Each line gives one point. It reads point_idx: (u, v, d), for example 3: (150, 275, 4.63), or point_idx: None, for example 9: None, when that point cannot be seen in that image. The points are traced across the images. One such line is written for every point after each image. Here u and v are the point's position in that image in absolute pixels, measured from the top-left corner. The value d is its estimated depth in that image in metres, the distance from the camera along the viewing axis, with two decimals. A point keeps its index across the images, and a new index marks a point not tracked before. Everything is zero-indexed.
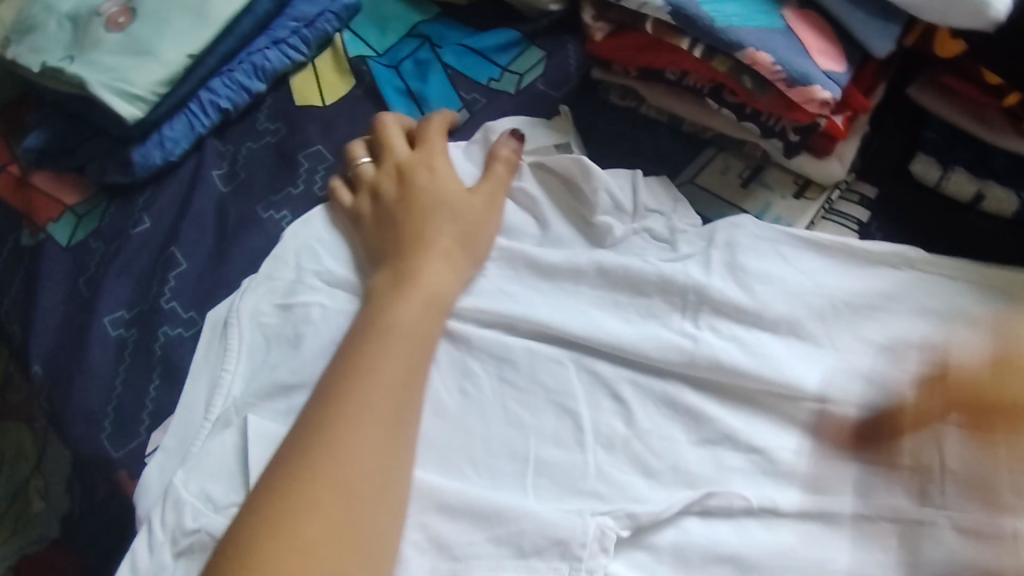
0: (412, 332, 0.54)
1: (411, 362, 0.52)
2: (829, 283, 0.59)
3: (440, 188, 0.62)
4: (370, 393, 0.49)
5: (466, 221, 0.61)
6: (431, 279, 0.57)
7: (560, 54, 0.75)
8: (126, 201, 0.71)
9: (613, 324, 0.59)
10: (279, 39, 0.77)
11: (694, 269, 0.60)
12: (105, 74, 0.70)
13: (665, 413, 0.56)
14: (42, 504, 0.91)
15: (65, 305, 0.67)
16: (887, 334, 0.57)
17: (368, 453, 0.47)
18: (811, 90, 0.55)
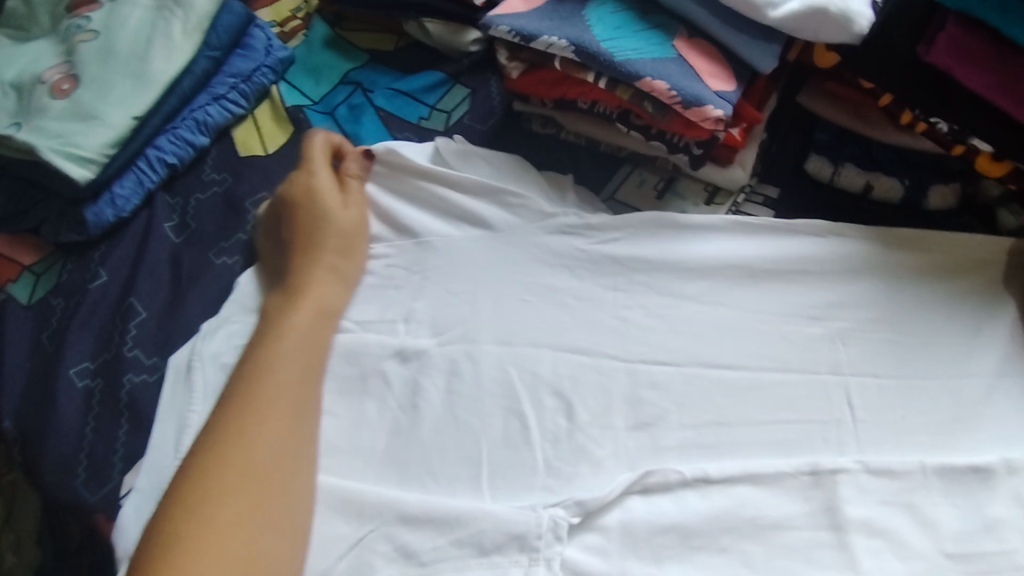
0: (302, 346, 0.61)
1: (304, 373, 0.59)
2: (755, 257, 0.66)
3: (317, 200, 0.69)
4: (262, 403, 0.56)
5: (344, 231, 0.69)
6: (319, 297, 0.65)
7: (483, 91, 0.82)
8: (82, 258, 0.75)
9: (553, 325, 0.65)
10: (219, 96, 0.82)
11: (617, 269, 0.67)
12: (55, 140, 0.74)
13: (605, 408, 0.61)
14: (12, 559, 0.94)
15: (30, 362, 0.71)
16: (809, 296, 0.65)
17: (267, 453, 0.53)
18: (704, 109, 0.61)
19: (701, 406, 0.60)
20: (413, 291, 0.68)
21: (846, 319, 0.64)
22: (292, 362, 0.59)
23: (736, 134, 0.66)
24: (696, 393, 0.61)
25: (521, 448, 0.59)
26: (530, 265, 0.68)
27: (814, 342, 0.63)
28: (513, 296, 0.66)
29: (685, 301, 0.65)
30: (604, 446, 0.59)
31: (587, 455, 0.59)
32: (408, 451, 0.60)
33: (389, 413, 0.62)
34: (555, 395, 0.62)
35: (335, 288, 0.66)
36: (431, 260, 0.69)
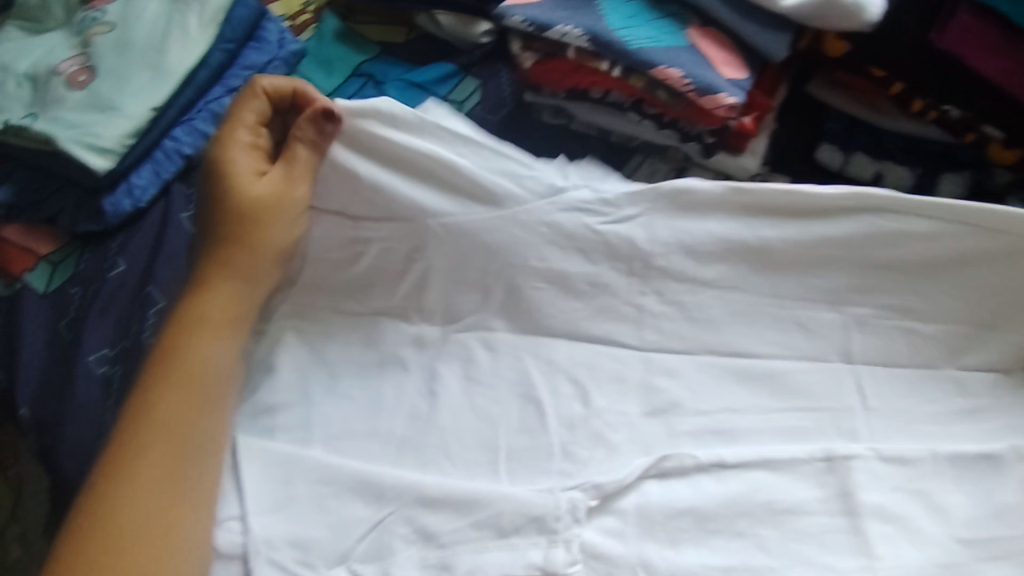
0: (200, 390, 0.58)
1: (196, 402, 0.58)
2: (782, 241, 0.62)
3: (232, 163, 0.63)
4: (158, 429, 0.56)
5: (247, 197, 0.62)
6: (226, 308, 0.61)
7: (494, 82, 0.83)
8: (99, 247, 0.76)
9: (565, 313, 0.65)
10: (233, 88, 0.82)
11: (634, 256, 0.64)
12: (72, 130, 0.74)
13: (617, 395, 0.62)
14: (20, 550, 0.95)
15: (48, 349, 0.71)
16: (828, 283, 0.63)
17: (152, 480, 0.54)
18: (718, 97, 0.62)
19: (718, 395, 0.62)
20: None
21: (865, 306, 0.63)
22: (191, 406, 0.57)
23: (748, 122, 0.67)
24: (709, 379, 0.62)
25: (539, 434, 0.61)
26: None
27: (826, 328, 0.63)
28: (524, 283, 0.65)
29: (702, 290, 0.64)
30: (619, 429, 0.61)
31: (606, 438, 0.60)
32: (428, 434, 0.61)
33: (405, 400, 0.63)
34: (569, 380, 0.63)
35: (247, 292, 0.63)
36: (432, 247, 0.64)
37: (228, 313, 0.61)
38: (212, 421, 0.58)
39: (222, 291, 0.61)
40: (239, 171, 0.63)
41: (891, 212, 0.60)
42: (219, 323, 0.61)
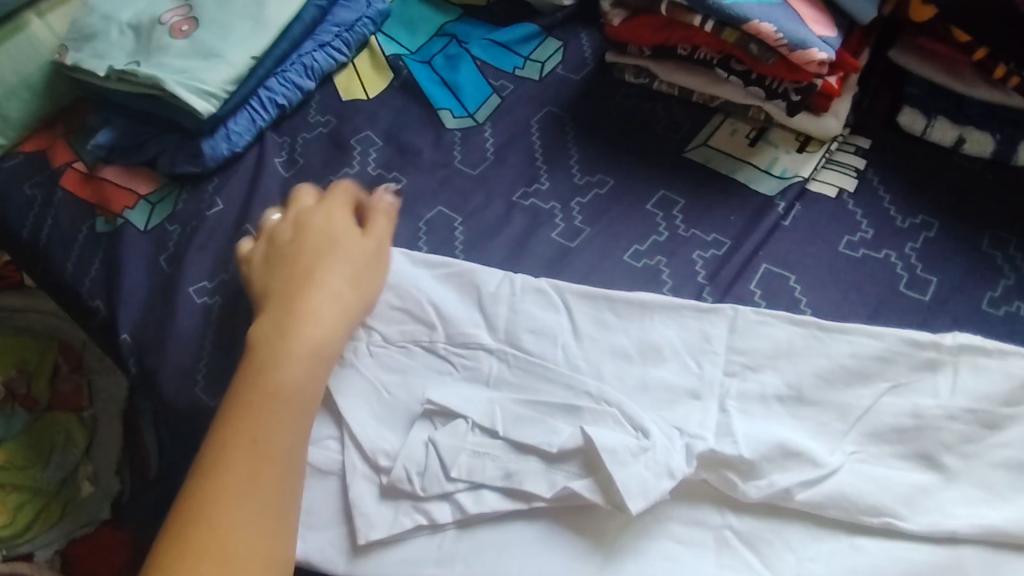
0: (345, 269, 0.62)
1: (286, 419, 0.51)
2: (834, 364, 0.58)
3: (337, 233, 0.64)
4: (300, 346, 0.55)
5: (359, 263, 0.63)
6: (341, 286, 0.60)
7: (575, 43, 0.85)
8: (196, 189, 0.80)
9: (651, 279, 0.66)
10: (324, 43, 0.86)
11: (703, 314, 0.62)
12: (179, 75, 0.77)
13: (709, 354, 0.60)
14: (93, 487, 0.99)
15: (148, 281, 0.76)
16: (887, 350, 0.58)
17: (296, 398, 0.53)
18: (809, 54, 0.66)
19: (815, 350, 0.59)
20: (505, 223, 0.71)
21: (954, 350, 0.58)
22: (337, 276, 0.61)
23: (834, 81, 0.69)
24: (801, 339, 0.60)
25: (627, 378, 0.59)
26: (630, 226, 0.69)
27: (902, 293, 0.63)
28: (621, 255, 0.68)
29: (789, 270, 0.65)
30: (707, 382, 0.59)
31: (679, 381, 0.59)
32: (514, 379, 0.60)
33: (496, 355, 0.61)
34: (662, 334, 0.61)
35: (365, 266, 0.63)
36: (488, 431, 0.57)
37: (348, 282, 0.61)
38: (317, 379, 0.55)
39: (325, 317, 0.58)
40: (343, 220, 0.66)
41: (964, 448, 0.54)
42: (332, 303, 0.59)
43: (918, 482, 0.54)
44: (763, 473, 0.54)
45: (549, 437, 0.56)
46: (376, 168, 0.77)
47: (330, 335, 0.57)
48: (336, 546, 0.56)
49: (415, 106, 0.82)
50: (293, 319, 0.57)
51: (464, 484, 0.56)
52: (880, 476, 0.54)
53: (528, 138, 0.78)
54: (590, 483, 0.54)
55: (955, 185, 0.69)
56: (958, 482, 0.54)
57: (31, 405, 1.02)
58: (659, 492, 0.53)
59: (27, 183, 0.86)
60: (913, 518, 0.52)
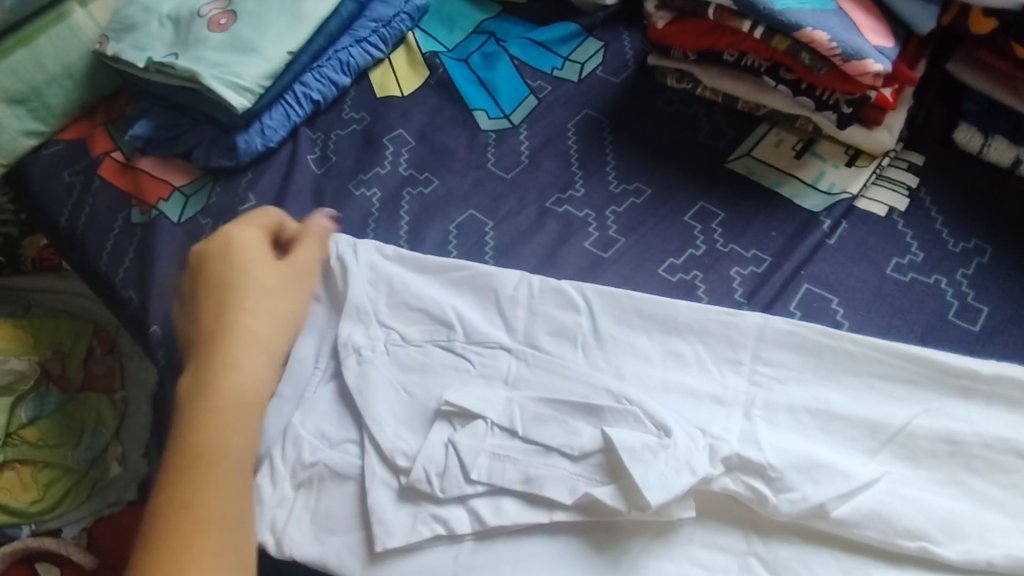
0: (261, 307, 0.59)
1: (224, 471, 0.51)
2: (874, 398, 0.56)
3: (249, 262, 0.61)
4: (225, 405, 0.53)
5: (278, 295, 0.60)
6: (267, 331, 0.58)
7: (617, 44, 0.83)
8: (230, 182, 0.80)
9: (685, 290, 0.64)
10: (361, 38, 0.84)
11: (730, 325, 0.59)
12: (215, 69, 0.77)
13: (732, 362, 0.58)
14: (119, 468, 1.01)
15: (180, 274, 0.75)
16: (929, 383, 0.56)
17: (225, 460, 0.51)
18: (864, 64, 0.63)
19: (847, 367, 0.57)
20: (537, 229, 0.70)
21: (1002, 386, 0.55)
22: (260, 314, 0.59)
23: (888, 94, 0.66)
24: (831, 350, 0.57)
25: (647, 378, 0.58)
26: (667, 238, 0.67)
27: (952, 321, 0.60)
28: (656, 268, 0.66)
29: (832, 292, 0.62)
30: (732, 391, 0.57)
31: (704, 387, 0.57)
32: (534, 377, 0.58)
33: (514, 354, 0.60)
34: (685, 340, 0.60)
35: (286, 300, 0.61)
36: (506, 431, 0.56)
37: (268, 318, 0.59)
38: (246, 435, 0.53)
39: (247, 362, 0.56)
40: (255, 244, 0.62)
41: (1008, 484, 0.51)
42: (254, 346, 0.57)
43: (955, 510, 0.51)
44: (794, 485, 0.51)
45: (570, 439, 0.54)
46: (408, 168, 0.76)
47: (253, 384, 0.55)
48: (353, 550, 0.54)
49: (450, 106, 0.80)
50: (214, 371, 0.55)
51: (483, 487, 0.54)
52: (917, 500, 0.51)
53: (565, 142, 0.76)
54: (613, 489, 0.52)
55: (1012, 208, 0.66)
56: (997, 512, 0.51)
57: (65, 386, 1.03)
58: (679, 488, 0.50)
59: (67, 171, 0.87)
60: (950, 546, 0.49)
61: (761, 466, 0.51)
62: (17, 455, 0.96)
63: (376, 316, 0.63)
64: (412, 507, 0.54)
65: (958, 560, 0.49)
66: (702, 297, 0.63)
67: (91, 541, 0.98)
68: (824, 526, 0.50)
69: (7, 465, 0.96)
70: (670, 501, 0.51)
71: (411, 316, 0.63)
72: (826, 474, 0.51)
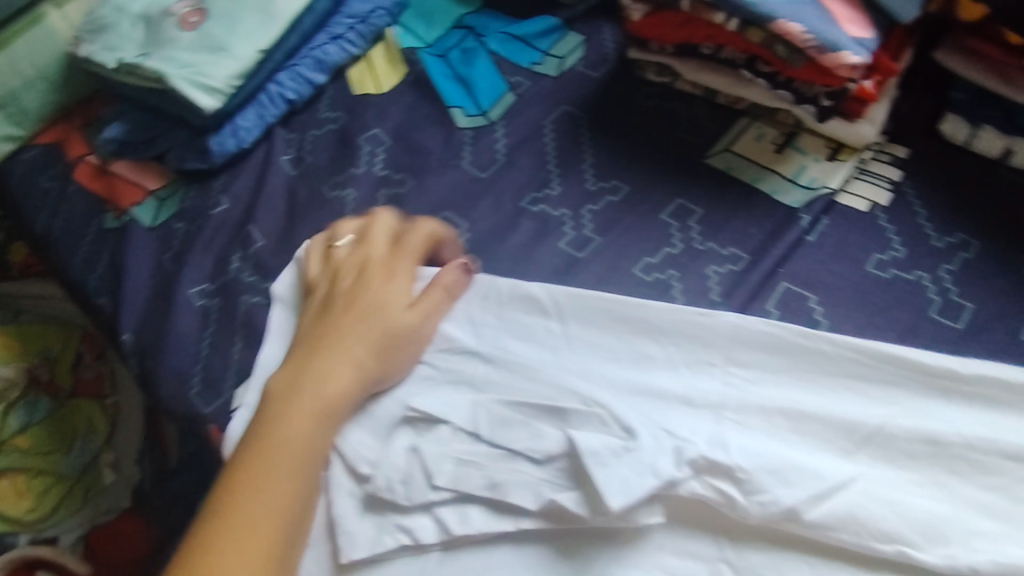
0: (372, 329, 0.58)
1: (285, 470, 0.51)
2: (852, 402, 0.54)
3: (381, 285, 0.60)
4: (309, 407, 0.54)
5: (393, 330, 0.58)
6: (364, 347, 0.57)
7: (597, 37, 0.81)
8: (204, 185, 0.79)
9: (660, 292, 0.62)
10: (337, 35, 0.83)
11: (705, 330, 0.58)
12: (185, 69, 0.76)
13: (704, 363, 0.57)
14: (113, 476, 1.04)
15: (152, 280, 0.75)
16: (908, 384, 0.55)
17: (294, 456, 0.52)
18: (839, 56, 0.61)
19: (822, 367, 0.56)
20: (512, 228, 0.68)
21: (983, 385, 0.53)
22: (366, 338, 0.57)
23: (868, 86, 0.64)
24: (806, 351, 0.56)
25: (618, 384, 0.56)
26: (644, 238, 0.65)
27: (934, 320, 0.58)
28: (633, 268, 0.64)
29: (812, 291, 0.61)
30: (703, 393, 0.55)
31: (674, 388, 0.56)
32: (500, 382, 0.57)
33: (482, 359, 0.59)
34: (657, 345, 0.58)
35: (389, 320, 0.58)
36: (473, 438, 0.55)
37: (377, 345, 0.57)
38: (322, 442, 0.54)
39: (342, 378, 0.55)
40: (393, 267, 0.62)
41: (990, 487, 0.50)
42: (354, 366, 0.56)
43: (938, 513, 0.49)
44: (765, 487, 0.49)
45: (535, 442, 0.53)
46: (383, 169, 0.75)
47: (342, 399, 0.55)
48: (319, 565, 0.53)
49: (426, 103, 0.79)
50: (306, 377, 0.55)
51: (449, 494, 0.53)
52: (895, 501, 0.49)
53: (542, 139, 0.74)
54: (578, 495, 0.50)
55: (1003, 200, 0.64)
56: (978, 514, 0.49)
57: (55, 393, 1.02)
58: (642, 490, 0.49)
59: (44, 177, 0.86)
60: (929, 549, 0.48)
61: (728, 467, 0.50)
62: (12, 465, 0.96)
63: None
64: (376, 519, 0.53)
65: (939, 565, 0.47)
66: (677, 299, 0.62)
67: (88, 549, 1.02)
68: (798, 529, 0.49)
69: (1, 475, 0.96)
70: (634, 506, 0.49)
71: None
72: (798, 475, 0.50)
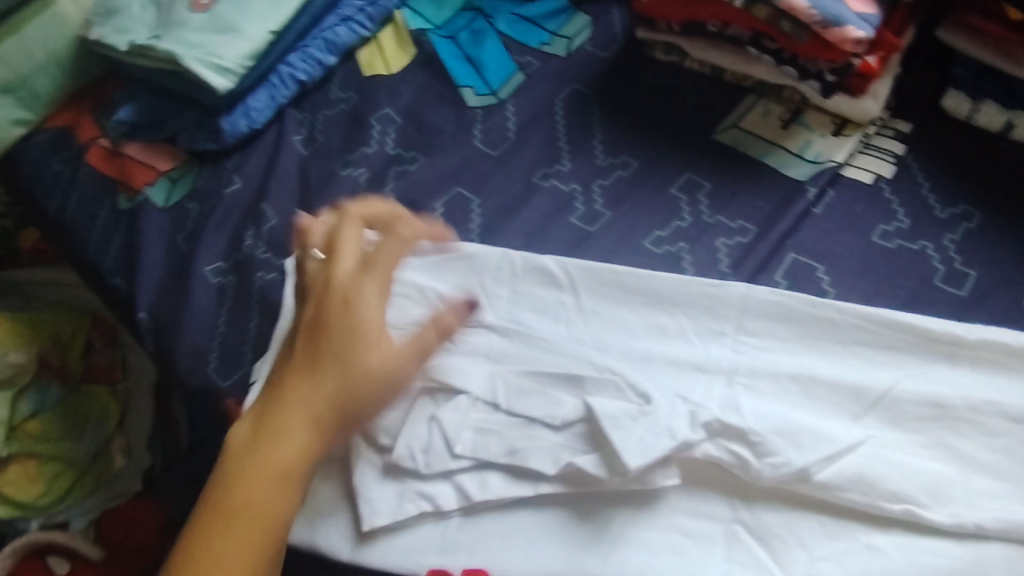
0: (335, 378, 0.50)
1: (243, 538, 0.46)
2: (860, 369, 0.55)
3: (346, 322, 0.51)
4: (262, 467, 0.48)
5: (359, 384, 0.50)
6: (325, 396, 0.50)
7: (605, 18, 0.82)
8: (216, 166, 0.80)
9: (669, 264, 0.63)
10: (347, 17, 0.84)
11: (716, 300, 0.59)
12: (196, 50, 0.77)
13: (716, 332, 0.58)
14: (124, 461, 1.03)
15: (166, 259, 0.75)
16: (914, 350, 0.56)
17: (252, 523, 0.46)
18: (844, 30, 0.62)
19: (831, 336, 0.57)
20: (524, 203, 0.69)
21: (989, 348, 0.55)
22: (328, 386, 0.50)
23: (872, 62, 0.65)
24: (814, 319, 0.57)
25: (633, 352, 0.58)
26: (655, 212, 0.67)
27: (937, 288, 0.60)
28: (643, 241, 0.65)
29: (819, 262, 0.62)
30: (715, 359, 0.56)
31: (686, 355, 0.57)
32: (517, 352, 0.58)
33: (498, 332, 0.59)
34: (669, 315, 0.59)
35: (355, 361, 0.50)
36: (491, 406, 0.56)
37: (343, 394, 0.50)
38: (284, 503, 0.47)
39: (305, 432, 0.49)
40: (357, 296, 0.52)
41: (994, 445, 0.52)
42: (316, 415, 0.50)
43: (941, 472, 0.51)
44: (777, 450, 0.51)
45: (552, 409, 0.54)
46: (395, 148, 0.76)
47: (304, 453, 0.49)
48: (341, 532, 0.54)
49: (436, 83, 0.80)
50: (268, 425, 0.49)
51: (469, 462, 0.54)
52: (901, 462, 0.51)
53: (552, 118, 0.75)
54: (596, 457, 0.51)
55: (1004, 173, 0.65)
56: (983, 475, 0.51)
57: (65, 377, 1.03)
58: (658, 451, 0.50)
59: (54, 159, 0.86)
60: (936, 509, 0.49)
61: (742, 431, 0.52)
62: (23, 449, 0.98)
63: None
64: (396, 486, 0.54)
65: (945, 522, 0.49)
66: (688, 270, 0.63)
67: (99, 532, 1.01)
68: (809, 490, 0.50)
69: (12, 459, 0.98)
70: (650, 468, 0.51)
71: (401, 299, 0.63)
72: (809, 438, 0.51)
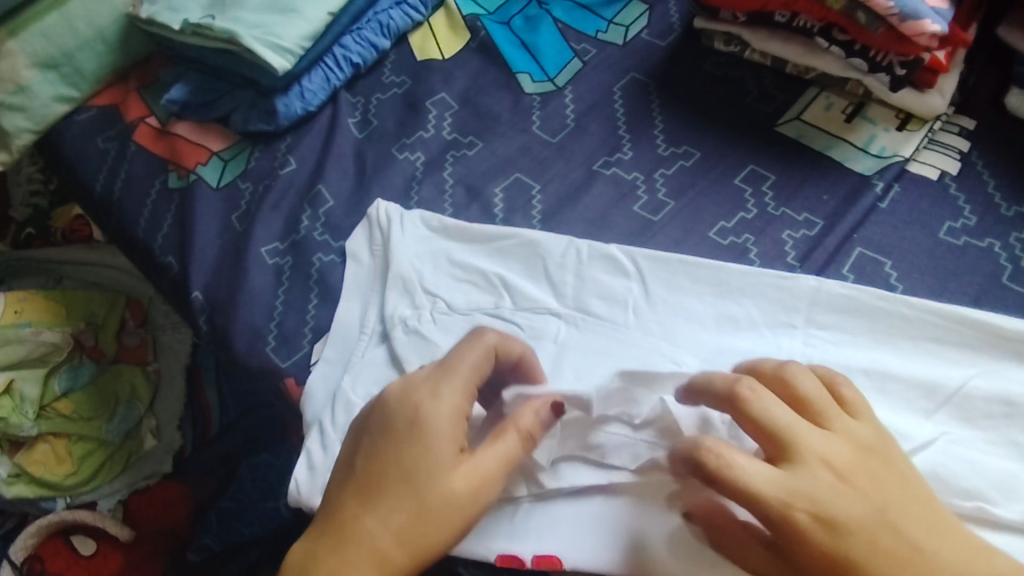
0: (407, 515, 0.46)
1: None
2: (931, 367, 0.55)
3: (420, 452, 0.48)
4: None
5: (435, 515, 0.46)
6: (394, 533, 0.46)
7: (661, 8, 0.81)
8: (269, 146, 0.79)
9: (736, 257, 0.63)
10: (401, 1, 0.84)
11: (788, 293, 0.59)
12: (255, 30, 0.76)
13: (787, 326, 0.58)
14: (154, 442, 1.02)
15: (220, 238, 0.75)
16: (987, 351, 0.55)
17: None
18: (921, 24, 0.62)
19: (901, 330, 0.57)
20: (585, 190, 0.69)
21: None
22: (398, 520, 0.46)
23: (941, 56, 0.65)
24: (886, 313, 0.57)
25: (703, 344, 0.57)
26: (720, 204, 0.67)
27: (1006, 286, 0.60)
28: (708, 232, 0.65)
29: (887, 256, 0.62)
30: (787, 353, 0.57)
31: (758, 348, 0.57)
32: (585, 341, 0.58)
33: (564, 321, 0.60)
34: (739, 305, 0.59)
35: (434, 498, 0.47)
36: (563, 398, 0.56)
37: (416, 529, 0.46)
38: None
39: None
40: (431, 426, 0.48)
41: None
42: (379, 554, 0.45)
43: (1013, 471, 0.50)
44: None
45: (629, 407, 0.53)
46: (452, 133, 0.76)
47: None
48: None
49: (492, 68, 0.80)
50: (326, 564, 0.46)
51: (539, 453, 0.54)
52: (975, 460, 0.50)
53: (611, 106, 0.75)
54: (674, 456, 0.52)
55: None
56: None
57: (99, 357, 1.01)
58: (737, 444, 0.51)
59: (101, 137, 0.86)
60: (1007, 506, 0.49)
61: None
62: (52, 429, 0.95)
63: (422, 287, 0.64)
64: None
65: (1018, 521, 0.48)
66: (752, 261, 0.63)
67: (127, 515, 0.98)
68: None
69: (41, 438, 0.95)
70: None
71: (467, 290, 0.63)
72: None
